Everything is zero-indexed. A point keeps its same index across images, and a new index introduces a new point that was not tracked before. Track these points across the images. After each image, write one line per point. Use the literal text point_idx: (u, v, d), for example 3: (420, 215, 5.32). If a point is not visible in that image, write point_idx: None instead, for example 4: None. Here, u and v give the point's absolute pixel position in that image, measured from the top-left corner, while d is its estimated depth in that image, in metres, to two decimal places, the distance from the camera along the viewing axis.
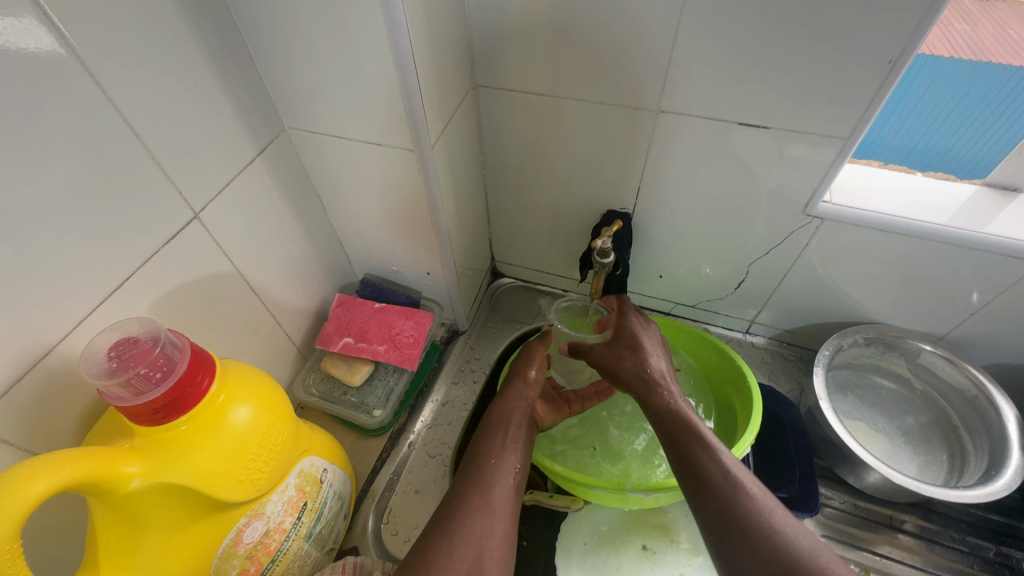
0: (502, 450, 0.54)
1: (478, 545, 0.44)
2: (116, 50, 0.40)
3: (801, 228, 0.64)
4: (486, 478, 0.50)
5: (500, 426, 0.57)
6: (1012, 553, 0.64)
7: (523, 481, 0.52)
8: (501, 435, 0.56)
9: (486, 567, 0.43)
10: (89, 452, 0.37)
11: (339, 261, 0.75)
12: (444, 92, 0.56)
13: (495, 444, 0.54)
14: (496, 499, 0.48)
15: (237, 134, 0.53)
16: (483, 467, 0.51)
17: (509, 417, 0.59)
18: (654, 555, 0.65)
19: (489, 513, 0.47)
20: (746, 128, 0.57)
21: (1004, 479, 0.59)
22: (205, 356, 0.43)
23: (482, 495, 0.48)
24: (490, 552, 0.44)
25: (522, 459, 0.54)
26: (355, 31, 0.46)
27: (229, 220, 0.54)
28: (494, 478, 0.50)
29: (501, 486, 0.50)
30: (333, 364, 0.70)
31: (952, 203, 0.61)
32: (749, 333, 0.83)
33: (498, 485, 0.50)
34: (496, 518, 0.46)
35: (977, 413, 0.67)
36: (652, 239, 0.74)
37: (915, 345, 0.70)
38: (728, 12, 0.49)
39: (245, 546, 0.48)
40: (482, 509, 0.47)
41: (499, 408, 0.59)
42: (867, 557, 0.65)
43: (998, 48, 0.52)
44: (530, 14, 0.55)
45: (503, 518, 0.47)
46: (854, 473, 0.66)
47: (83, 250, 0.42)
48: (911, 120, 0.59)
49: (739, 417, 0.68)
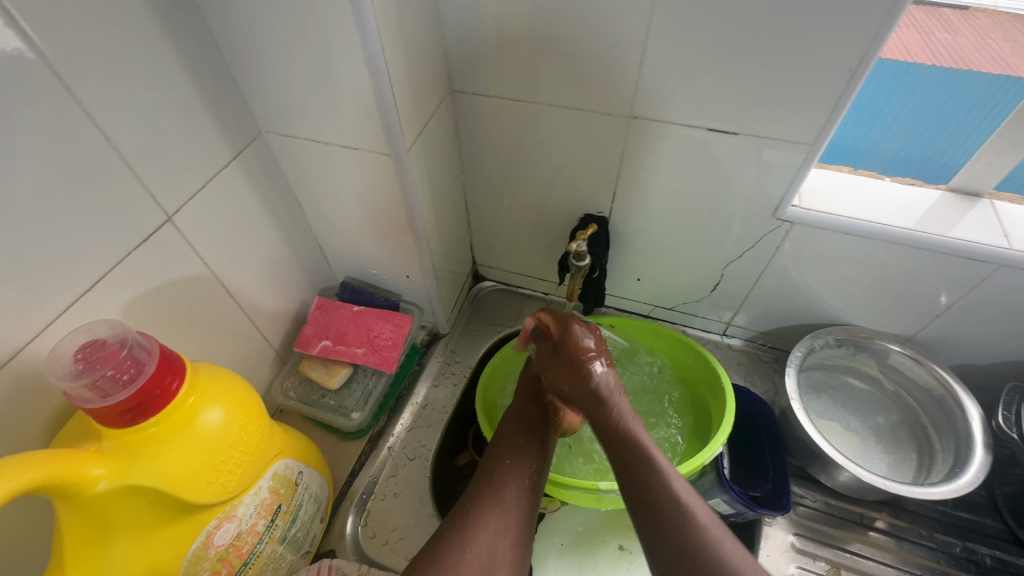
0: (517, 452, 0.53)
1: (491, 544, 0.45)
2: (87, 53, 0.40)
3: (773, 231, 0.66)
4: (499, 479, 0.50)
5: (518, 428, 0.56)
6: (977, 549, 0.66)
7: (540, 482, 0.52)
8: (516, 437, 0.55)
9: (498, 565, 0.44)
10: (55, 454, 0.37)
11: (319, 264, 0.75)
12: (419, 98, 0.57)
13: (510, 446, 0.54)
14: (510, 499, 0.48)
15: (213, 138, 0.53)
16: (497, 467, 0.51)
17: (523, 420, 0.57)
18: (630, 554, 0.65)
19: (501, 511, 0.47)
20: (715, 134, 0.58)
21: (968, 476, 0.61)
22: (175, 359, 0.43)
23: (495, 495, 0.48)
24: (502, 550, 0.45)
25: (539, 459, 0.53)
26: (330, 37, 0.47)
27: (204, 223, 0.55)
28: (509, 479, 0.50)
29: (516, 487, 0.49)
30: (311, 367, 0.70)
31: (917, 207, 0.63)
32: (726, 334, 0.84)
33: (512, 485, 0.49)
34: (510, 519, 0.47)
35: (943, 412, 0.69)
36: (629, 242, 0.75)
37: (884, 346, 0.72)
38: (694, 21, 0.50)
39: (216, 549, 0.48)
40: (497, 508, 0.47)
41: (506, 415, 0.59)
42: (838, 555, 0.66)
43: (979, 57, 0.54)
44: (505, 23, 0.57)
45: (517, 521, 0.47)
46: (826, 472, 0.67)
47: (52, 254, 0.42)
48: (893, 126, 0.60)
49: (714, 417, 0.69)
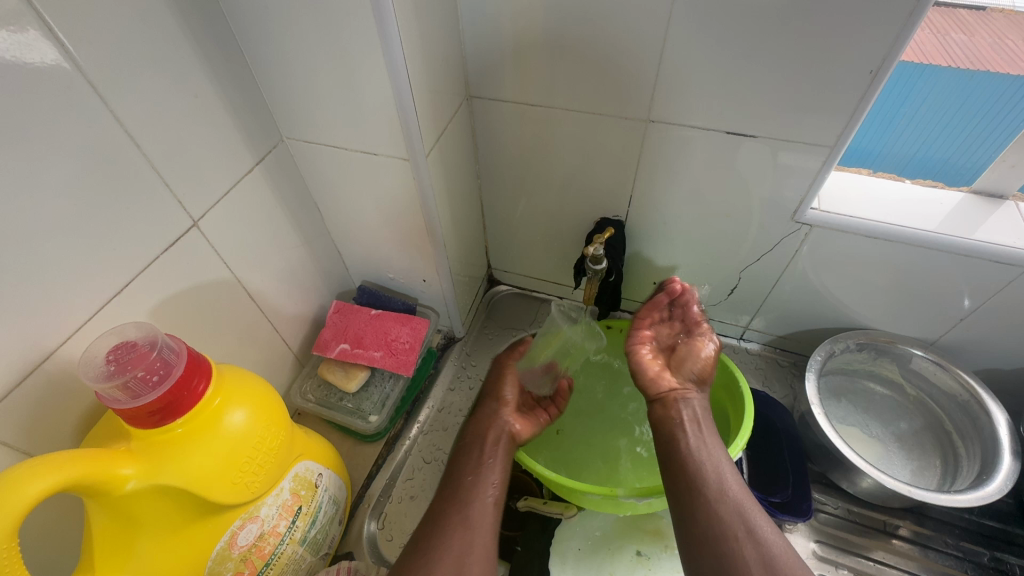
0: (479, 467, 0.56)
1: (459, 557, 0.47)
2: (117, 61, 0.41)
3: (791, 235, 0.65)
4: (464, 495, 0.53)
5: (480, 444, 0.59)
6: (1006, 559, 0.64)
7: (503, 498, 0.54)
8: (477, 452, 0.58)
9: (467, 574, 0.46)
10: (86, 454, 0.38)
11: (338, 268, 0.76)
12: (438, 105, 0.58)
13: (472, 462, 0.57)
14: (476, 517, 0.50)
15: (237, 143, 0.54)
16: (461, 485, 0.54)
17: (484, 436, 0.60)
18: (648, 560, 0.65)
19: (467, 529, 0.49)
20: (734, 136, 0.58)
21: (995, 483, 0.60)
22: (201, 361, 0.44)
23: (461, 512, 0.51)
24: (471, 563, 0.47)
25: (500, 476, 0.56)
26: (353, 45, 0.48)
27: (228, 229, 0.56)
28: (472, 494, 0.53)
29: (479, 502, 0.52)
30: (330, 370, 0.71)
31: (940, 209, 0.62)
32: (743, 338, 0.84)
33: (475, 501, 0.52)
34: (475, 535, 0.49)
35: (969, 419, 0.68)
36: (645, 246, 0.75)
37: (907, 351, 0.71)
38: (711, 25, 0.50)
39: (239, 549, 0.49)
40: (461, 527, 0.49)
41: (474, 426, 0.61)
42: (861, 563, 0.65)
43: (996, 58, 0.53)
44: (523, 29, 0.57)
45: (482, 535, 0.49)
46: (848, 479, 0.66)
47: (81, 259, 0.43)
48: (911, 126, 0.59)
49: (732, 422, 0.68)
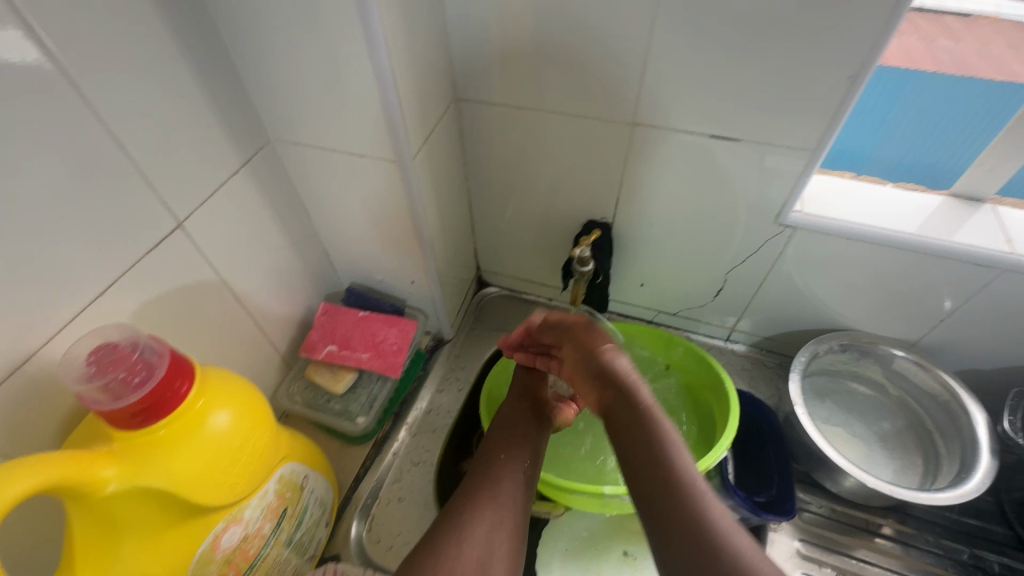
0: (512, 446, 0.53)
1: (487, 539, 0.44)
2: (101, 62, 0.41)
3: (775, 237, 0.66)
4: (494, 474, 0.49)
5: (513, 426, 0.56)
6: (985, 556, 0.65)
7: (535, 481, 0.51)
8: (511, 431, 0.55)
9: (493, 564, 0.42)
10: (67, 456, 0.38)
11: (326, 270, 0.76)
12: (424, 107, 0.58)
13: (507, 440, 0.54)
14: (505, 494, 0.48)
15: (223, 144, 0.54)
16: (493, 462, 0.51)
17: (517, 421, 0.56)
18: (635, 560, 0.65)
19: (496, 506, 0.46)
20: (718, 140, 0.59)
21: (974, 482, 0.61)
22: (185, 362, 0.44)
23: (490, 489, 0.48)
24: (498, 546, 0.44)
25: (534, 456, 0.53)
26: (339, 47, 0.48)
27: (213, 230, 0.55)
28: (504, 472, 0.50)
29: (510, 482, 0.49)
30: (317, 372, 0.70)
31: (920, 212, 0.63)
32: (730, 340, 0.85)
33: (507, 479, 0.49)
34: (506, 513, 0.46)
35: (950, 418, 0.69)
36: (633, 248, 0.75)
37: (888, 351, 0.72)
38: (694, 31, 0.51)
39: (222, 552, 0.49)
40: (492, 504, 0.46)
41: (508, 406, 0.59)
42: (845, 561, 0.65)
43: (980, 65, 0.55)
44: (509, 32, 0.58)
45: (513, 515, 0.46)
46: (831, 478, 0.67)
47: (63, 260, 0.43)
48: (899, 130, 0.60)
49: (718, 422, 0.69)
